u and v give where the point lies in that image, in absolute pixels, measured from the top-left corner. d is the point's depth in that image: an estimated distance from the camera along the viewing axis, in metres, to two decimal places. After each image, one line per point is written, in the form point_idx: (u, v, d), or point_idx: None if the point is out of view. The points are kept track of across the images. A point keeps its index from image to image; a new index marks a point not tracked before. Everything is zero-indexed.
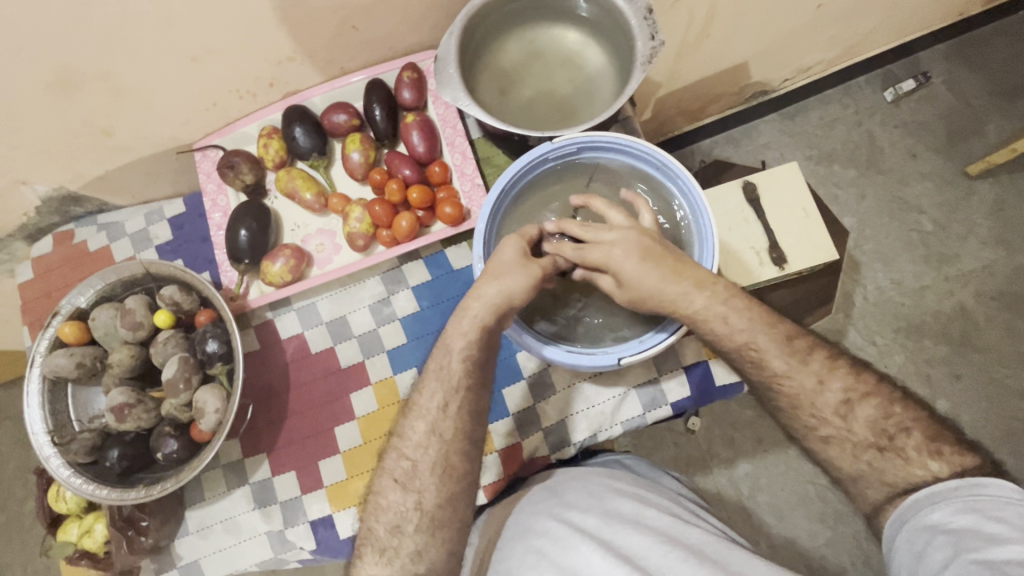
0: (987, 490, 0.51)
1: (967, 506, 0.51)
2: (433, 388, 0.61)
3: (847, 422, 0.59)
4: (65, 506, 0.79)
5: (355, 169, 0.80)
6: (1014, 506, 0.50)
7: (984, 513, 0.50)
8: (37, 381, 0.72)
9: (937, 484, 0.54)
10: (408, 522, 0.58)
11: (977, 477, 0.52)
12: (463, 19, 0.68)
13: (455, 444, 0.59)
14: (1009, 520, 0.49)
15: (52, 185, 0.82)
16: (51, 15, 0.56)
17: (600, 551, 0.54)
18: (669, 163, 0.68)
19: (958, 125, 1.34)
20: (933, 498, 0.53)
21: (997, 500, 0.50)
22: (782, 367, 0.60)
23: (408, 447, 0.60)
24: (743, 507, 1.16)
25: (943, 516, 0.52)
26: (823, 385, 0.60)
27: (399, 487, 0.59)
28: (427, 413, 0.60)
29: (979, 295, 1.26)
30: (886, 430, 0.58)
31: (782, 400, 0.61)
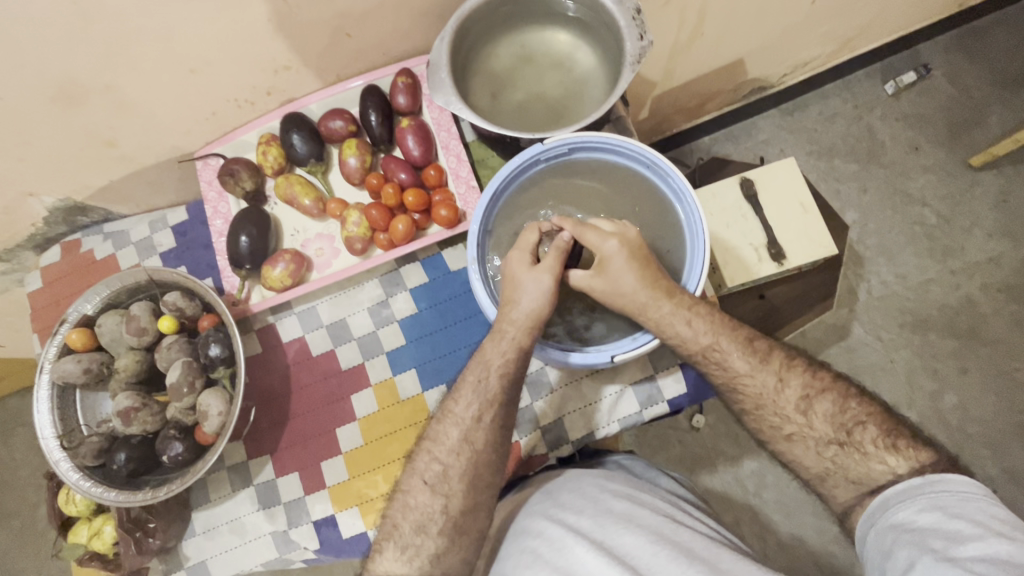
0: (947, 487, 0.52)
1: (930, 504, 0.52)
2: (469, 397, 0.61)
3: (808, 418, 0.60)
4: (75, 509, 0.80)
5: (352, 174, 0.81)
6: (974, 502, 0.51)
7: (946, 511, 0.51)
8: (46, 387, 0.73)
9: (903, 484, 0.55)
10: (433, 523, 0.58)
11: (936, 474, 0.53)
12: (454, 24, 0.69)
13: (453, 444, 0.60)
14: (971, 516, 0.50)
15: (59, 196, 0.84)
16: (54, 31, 0.57)
17: (593, 550, 0.54)
18: (658, 161, 0.69)
19: (959, 116, 1.33)
20: (899, 498, 0.54)
21: (957, 497, 0.51)
22: (743, 366, 0.63)
23: (441, 451, 0.60)
24: (749, 504, 1.16)
25: (908, 515, 0.53)
26: (783, 384, 0.62)
27: (428, 489, 0.59)
28: (454, 420, 0.61)
29: (985, 288, 1.25)
30: (845, 424, 0.59)
31: (746, 401, 0.63)
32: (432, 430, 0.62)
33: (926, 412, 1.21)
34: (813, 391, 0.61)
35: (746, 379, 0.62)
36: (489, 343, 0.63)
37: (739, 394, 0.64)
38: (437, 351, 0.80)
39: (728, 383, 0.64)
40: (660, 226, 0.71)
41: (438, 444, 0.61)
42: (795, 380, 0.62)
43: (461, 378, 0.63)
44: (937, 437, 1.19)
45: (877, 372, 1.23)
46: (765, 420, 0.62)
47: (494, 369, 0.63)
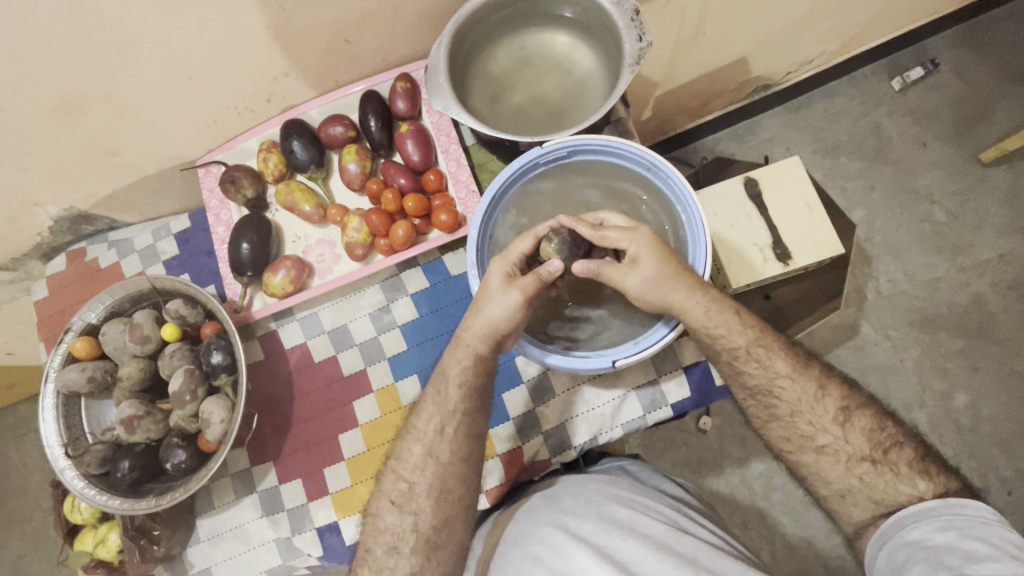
0: (965, 510, 0.52)
1: (946, 525, 0.52)
2: (431, 412, 0.63)
3: (845, 430, 0.60)
4: (81, 516, 0.81)
5: (352, 180, 0.81)
6: (991, 526, 0.51)
7: (962, 532, 0.51)
8: (51, 396, 0.74)
9: (921, 504, 0.55)
10: (405, 543, 0.60)
11: (955, 498, 0.54)
12: (452, 28, 0.68)
13: (452, 454, 0.60)
14: (986, 538, 0.50)
15: (63, 206, 0.85)
16: (53, 43, 0.58)
17: (595, 557, 0.54)
18: (659, 163, 0.68)
19: (968, 112, 1.31)
20: (914, 517, 0.54)
21: (974, 519, 0.51)
22: (785, 369, 0.62)
23: (406, 469, 0.62)
24: (757, 507, 1.15)
25: (922, 534, 0.53)
26: (786, 392, 0.62)
27: (395, 508, 0.61)
28: (457, 432, 0.61)
29: (996, 286, 1.22)
30: (881, 442, 0.60)
31: (781, 406, 0.62)
32: (432, 436, 0.62)
33: (937, 412, 1.19)
34: (851, 405, 0.61)
35: (786, 381, 0.61)
36: (490, 350, 0.62)
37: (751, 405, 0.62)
38: (438, 356, 0.80)
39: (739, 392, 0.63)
40: (661, 229, 0.71)
41: (441, 455, 0.61)
42: (835, 391, 0.62)
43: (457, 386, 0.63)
44: (948, 438, 1.17)
45: (886, 372, 1.21)
46: (798, 428, 0.61)
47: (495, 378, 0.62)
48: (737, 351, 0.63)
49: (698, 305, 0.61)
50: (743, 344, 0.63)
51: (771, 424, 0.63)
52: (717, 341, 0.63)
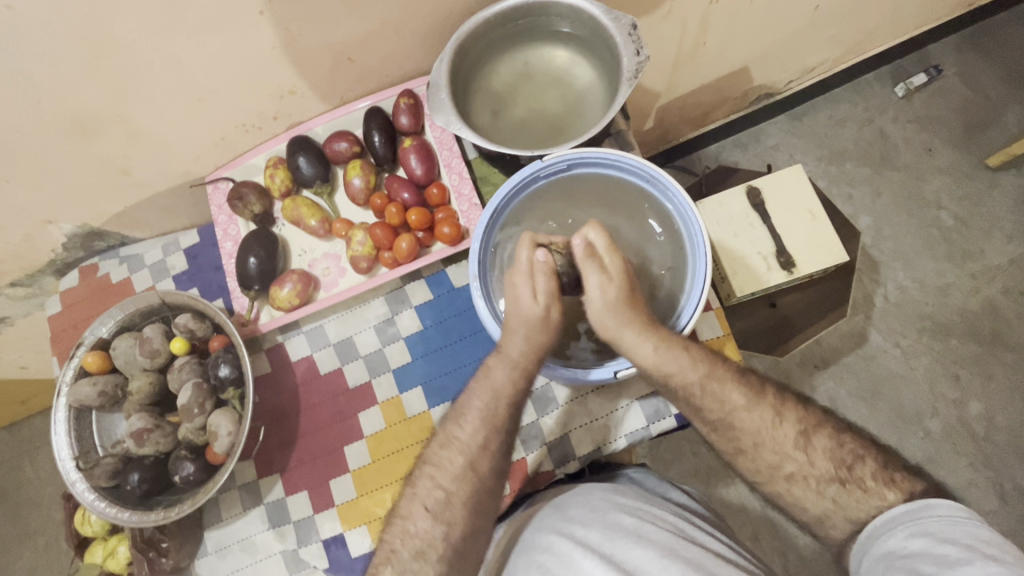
0: (933, 512, 0.51)
1: (918, 530, 0.51)
2: (473, 422, 0.63)
3: (808, 455, 0.59)
4: (91, 529, 0.82)
5: (357, 195, 0.83)
6: (961, 525, 0.49)
7: (933, 536, 0.50)
8: (63, 410, 0.75)
9: (890, 512, 0.54)
10: (435, 550, 0.58)
11: (923, 499, 0.53)
12: (452, 45, 0.70)
13: (459, 472, 0.61)
14: (957, 540, 0.48)
15: (76, 223, 0.87)
16: (68, 67, 0.60)
17: (601, 564, 0.53)
18: (658, 175, 0.69)
19: (974, 116, 1.30)
20: (887, 526, 0.53)
21: (943, 521, 0.50)
22: (741, 401, 0.61)
23: (441, 477, 0.61)
24: (769, 517, 1.13)
25: (898, 542, 0.52)
26: (780, 419, 0.60)
27: (429, 516, 0.59)
28: (470, 449, 0.62)
29: (1007, 291, 1.21)
30: (845, 460, 0.58)
31: (742, 438, 0.61)
32: (448, 451, 0.62)
33: (950, 421, 1.17)
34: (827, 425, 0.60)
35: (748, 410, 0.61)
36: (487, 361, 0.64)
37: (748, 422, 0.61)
38: (442, 368, 0.81)
39: (724, 419, 0.62)
40: (661, 243, 0.71)
41: (451, 471, 0.61)
42: (792, 415, 0.61)
43: (461, 401, 0.64)
44: (961, 447, 1.15)
45: (897, 380, 1.20)
46: (764, 459, 0.60)
47: (498, 391, 0.63)
48: (691, 386, 0.62)
49: (649, 346, 0.63)
50: (695, 380, 0.62)
51: (738, 458, 0.62)
52: (673, 380, 0.63)
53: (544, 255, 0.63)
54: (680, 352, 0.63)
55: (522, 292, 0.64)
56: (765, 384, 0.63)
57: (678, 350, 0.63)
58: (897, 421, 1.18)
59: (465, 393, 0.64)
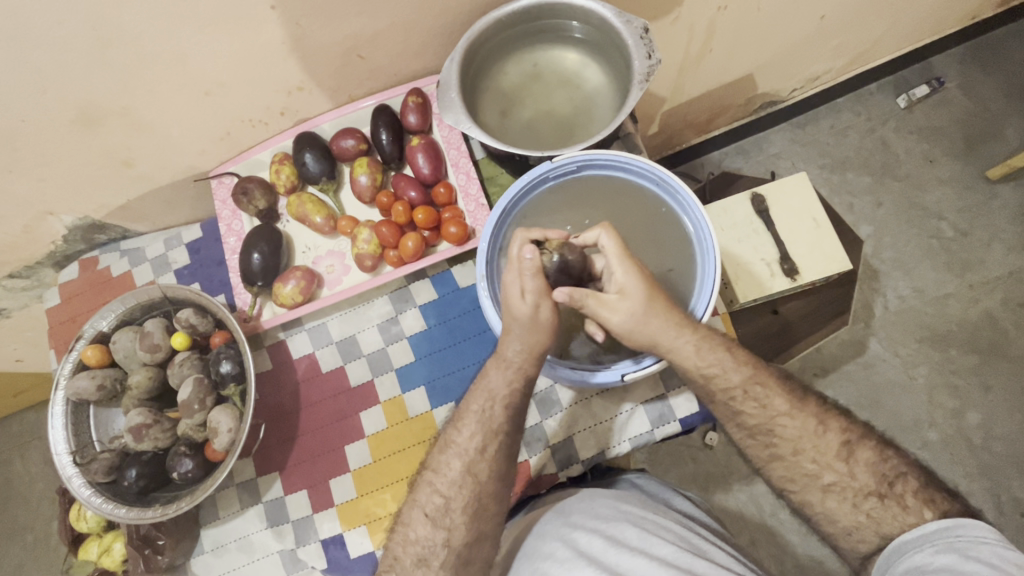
0: (965, 531, 0.51)
1: (946, 547, 0.51)
2: (473, 426, 0.62)
3: (850, 467, 0.58)
4: (86, 525, 0.81)
5: (363, 192, 0.82)
6: (992, 547, 0.49)
7: (966, 555, 0.50)
8: (60, 404, 0.74)
9: (919, 529, 0.53)
10: (435, 556, 0.58)
11: (955, 519, 0.52)
12: (463, 44, 0.69)
13: (454, 477, 0.60)
14: (989, 561, 0.48)
15: (78, 215, 0.86)
16: (75, 58, 0.59)
17: None
18: (667, 178, 0.69)
19: (974, 128, 1.31)
20: (914, 542, 0.53)
21: (974, 540, 0.50)
22: (785, 406, 0.61)
23: (440, 481, 0.60)
24: (766, 525, 1.13)
25: (925, 557, 0.52)
26: (823, 428, 0.60)
27: (429, 521, 0.59)
28: (465, 452, 0.61)
29: (1006, 303, 1.22)
30: (886, 476, 0.57)
31: (782, 445, 0.61)
32: (449, 454, 0.61)
33: (948, 431, 1.17)
34: (853, 438, 0.60)
35: (787, 419, 0.60)
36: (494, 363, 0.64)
37: (774, 437, 0.61)
38: (446, 368, 0.80)
39: (766, 424, 0.61)
40: (670, 245, 0.71)
41: (447, 478, 0.60)
42: (835, 425, 0.61)
43: (467, 408, 0.63)
44: (959, 458, 1.16)
45: (896, 389, 1.20)
46: (801, 468, 0.60)
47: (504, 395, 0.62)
48: (734, 389, 0.62)
49: (689, 343, 0.61)
50: (739, 383, 0.62)
51: (772, 464, 0.61)
52: (714, 382, 0.63)
53: (532, 252, 0.59)
54: (721, 351, 0.63)
55: (513, 291, 0.60)
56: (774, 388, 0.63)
57: (722, 352, 0.63)
58: (896, 430, 1.18)
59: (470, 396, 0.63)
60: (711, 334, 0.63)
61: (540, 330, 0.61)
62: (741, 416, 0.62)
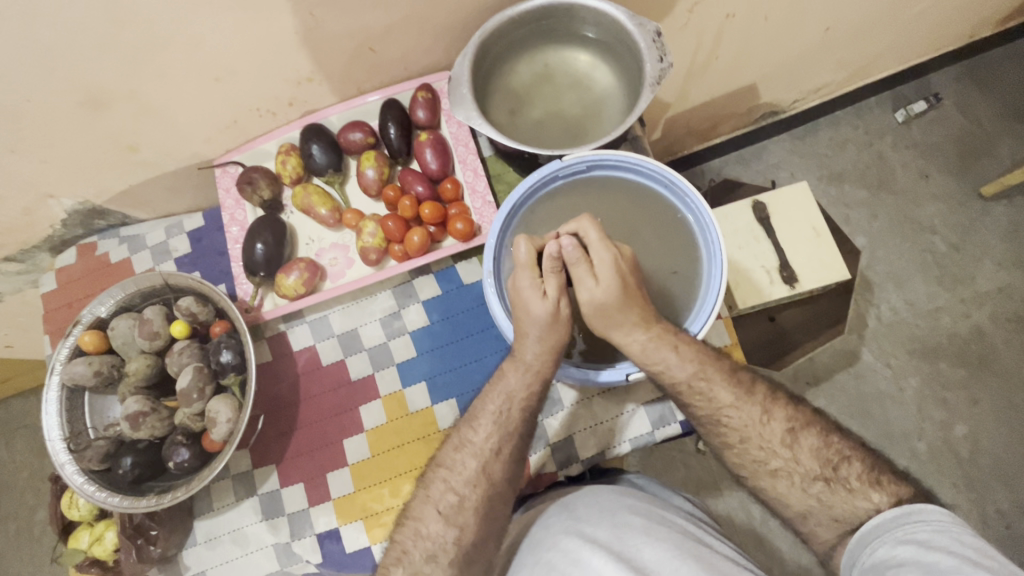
0: (921, 518, 0.51)
1: (907, 537, 0.51)
2: (490, 428, 0.62)
3: (794, 452, 0.60)
4: (79, 513, 0.80)
5: (369, 185, 0.82)
6: (948, 531, 0.49)
7: (923, 543, 0.49)
8: (56, 389, 0.73)
9: (879, 518, 0.54)
10: (444, 553, 0.58)
11: (913, 505, 0.53)
12: (476, 41, 0.70)
13: (470, 475, 0.61)
14: (944, 547, 0.48)
15: (78, 199, 0.85)
16: (84, 40, 0.59)
17: (611, 561, 0.53)
18: (677, 181, 0.70)
19: (969, 146, 1.33)
20: (876, 534, 0.53)
21: (932, 527, 0.50)
22: (730, 398, 0.62)
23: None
24: (756, 531, 1.14)
25: (887, 550, 0.51)
26: (768, 416, 0.62)
27: (442, 518, 0.59)
28: (480, 452, 0.62)
29: (995, 318, 1.24)
30: (830, 460, 0.59)
31: (730, 434, 0.62)
32: (464, 453, 0.62)
33: (936, 442, 1.19)
34: (797, 426, 0.61)
35: (732, 411, 0.62)
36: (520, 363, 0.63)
37: (721, 427, 0.63)
38: (447, 364, 0.80)
39: (712, 415, 0.63)
40: (677, 249, 0.72)
41: (462, 475, 0.61)
42: (780, 414, 0.62)
43: (483, 406, 0.64)
44: (946, 469, 1.17)
45: (886, 400, 1.21)
46: (750, 454, 0.61)
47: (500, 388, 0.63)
48: (680, 384, 0.63)
49: (638, 341, 0.63)
50: (684, 378, 0.63)
51: (724, 452, 0.63)
52: (663, 377, 0.63)
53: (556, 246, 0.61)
54: (668, 349, 0.63)
55: (530, 293, 0.62)
56: (767, 387, 0.65)
57: (668, 348, 0.63)
58: (885, 440, 1.19)
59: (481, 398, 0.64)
60: (663, 330, 0.64)
61: (561, 326, 0.63)
62: (690, 408, 0.64)
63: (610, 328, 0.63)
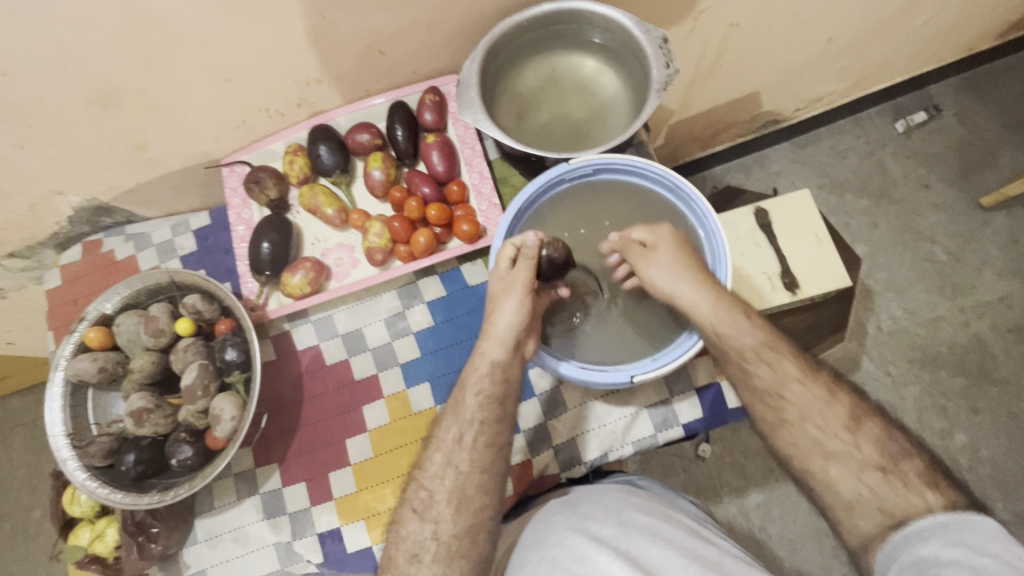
0: (972, 524, 0.50)
1: (954, 540, 0.49)
2: (451, 422, 0.62)
3: (855, 438, 0.59)
4: (80, 509, 0.79)
5: (376, 186, 0.83)
6: (1001, 541, 0.48)
7: (974, 548, 0.48)
8: (59, 385, 0.73)
9: (927, 519, 0.52)
10: (426, 551, 0.57)
11: (964, 512, 0.51)
12: (484, 45, 0.70)
13: (436, 469, 0.60)
14: (998, 555, 0.47)
15: (85, 196, 0.86)
16: (98, 37, 0.59)
17: (619, 560, 0.53)
18: (682, 185, 0.71)
19: (969, 156, 1.35)
20: (920, 534, 0.51)
21: (983, 535, 0.49)
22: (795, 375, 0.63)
23: (444, 476, 0.59)
24: (755, 538, 1.14)
25: (932, 550, 0.50)
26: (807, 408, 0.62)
27: (417, 517, 0.59)
28: (443, 446, 0.61)
29: (995, 327, 1.24)
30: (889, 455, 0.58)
31: None
32: (431, 450, 0.62)
33: (936, 451, 1.19)
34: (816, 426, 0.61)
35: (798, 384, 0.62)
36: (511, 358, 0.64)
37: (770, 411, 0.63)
38: (451, 365, 0.80)
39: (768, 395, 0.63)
40: None
41: (430, 471, 0.60)
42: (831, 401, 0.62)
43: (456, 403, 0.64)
44: None
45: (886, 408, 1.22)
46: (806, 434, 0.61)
47: (499, 387, 0.63)
48: (748, 353, 0.64)
49: (709, 305, 0.65)
50: (751, 345, 0.64)
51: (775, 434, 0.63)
52: (728, 343, 0.65)
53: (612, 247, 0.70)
54: (740, 317, 0.65)
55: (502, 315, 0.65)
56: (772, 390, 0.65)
57: (739, 315, 0.65)
58: None
59: (450, 398, 0.64)
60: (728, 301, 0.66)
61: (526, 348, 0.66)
62: (751, 376, 0.64)
63: (676, 285, 0.66)
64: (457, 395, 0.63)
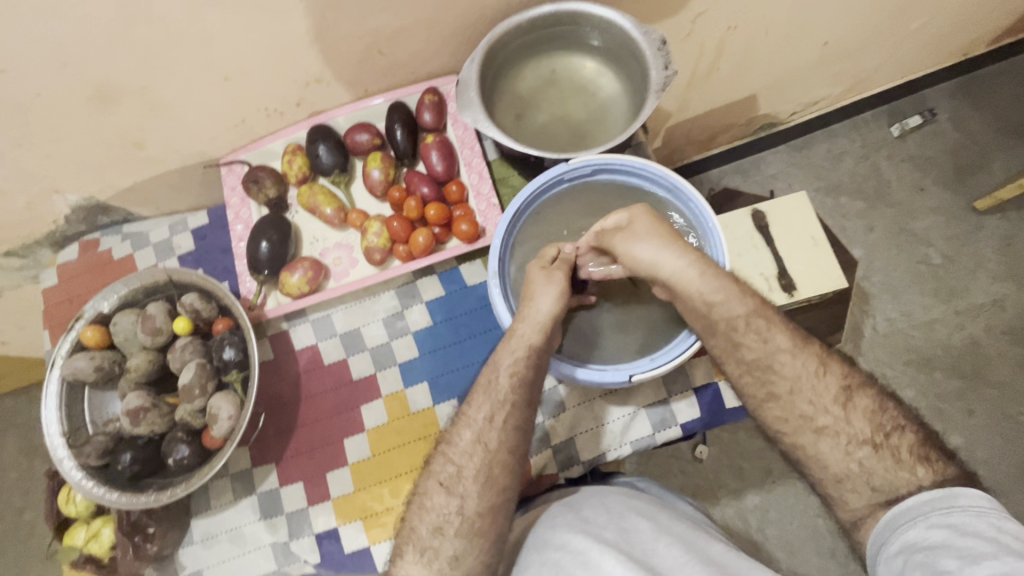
0: (957, 502, 0.50)
1: (939, 521, 0.50)
2: (482, 401, 0.61)
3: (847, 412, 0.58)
4: (76, 508, 0.79)
5: (375, 186, 0.83)
6: (987, 517, 0.48)
7: (958, 529, 0.48)
8: (55, 384, 0.73)
9: (911, 500, 0.52)
10: (450, 524, 0.57)
11: (950, 488, 0.51)
12: (483, 46, 0.71)
13: (466, 445, 0.60)
14: (981, 534, 0.47)
15: (83, 195, 0.85)
16: (99, 35, 0.59)
17: (624, 562, 0.53)
18: (680, 185, 0.71)
19: (964, 160, 1.36)
20: (908, 516, 0.52)
21: (968, 512, 0.49)
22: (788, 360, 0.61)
23: (456, 453, 0.60)
24: (753, 540, 1.14)
25: (919, 533, 0.50)
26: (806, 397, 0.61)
27: (444, 490, 0.58)
28: (475, 423, 0.61)
29: (989, 330, 1.25)
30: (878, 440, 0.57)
31: None
32: (461, 425, 0.61)
33: None
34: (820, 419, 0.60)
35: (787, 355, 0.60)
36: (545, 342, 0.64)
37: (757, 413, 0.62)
38: (450, 365, 0.80)
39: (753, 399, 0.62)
40: None
41: (460, 446, 0.60)
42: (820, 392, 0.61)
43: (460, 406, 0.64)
44: None
45: None
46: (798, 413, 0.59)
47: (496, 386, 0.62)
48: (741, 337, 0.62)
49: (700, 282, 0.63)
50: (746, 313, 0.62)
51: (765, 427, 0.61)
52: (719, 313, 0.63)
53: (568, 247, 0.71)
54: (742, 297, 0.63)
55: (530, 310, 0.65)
56: None
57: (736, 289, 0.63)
58: None
59: (483, 376, 0.64)
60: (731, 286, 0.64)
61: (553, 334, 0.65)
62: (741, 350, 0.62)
63: (659, 255, 0.64)
64: (491, 375, 0.63)
